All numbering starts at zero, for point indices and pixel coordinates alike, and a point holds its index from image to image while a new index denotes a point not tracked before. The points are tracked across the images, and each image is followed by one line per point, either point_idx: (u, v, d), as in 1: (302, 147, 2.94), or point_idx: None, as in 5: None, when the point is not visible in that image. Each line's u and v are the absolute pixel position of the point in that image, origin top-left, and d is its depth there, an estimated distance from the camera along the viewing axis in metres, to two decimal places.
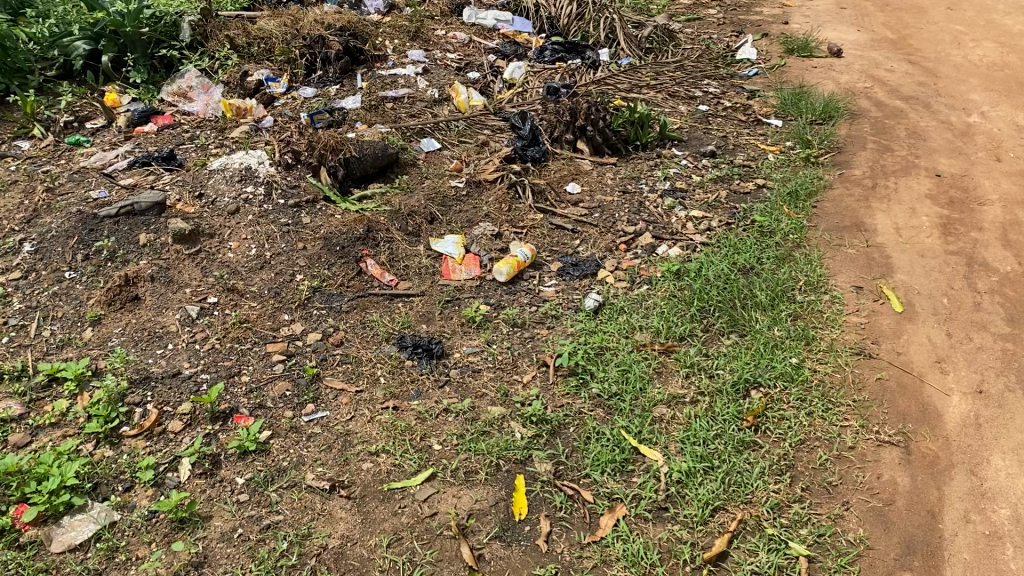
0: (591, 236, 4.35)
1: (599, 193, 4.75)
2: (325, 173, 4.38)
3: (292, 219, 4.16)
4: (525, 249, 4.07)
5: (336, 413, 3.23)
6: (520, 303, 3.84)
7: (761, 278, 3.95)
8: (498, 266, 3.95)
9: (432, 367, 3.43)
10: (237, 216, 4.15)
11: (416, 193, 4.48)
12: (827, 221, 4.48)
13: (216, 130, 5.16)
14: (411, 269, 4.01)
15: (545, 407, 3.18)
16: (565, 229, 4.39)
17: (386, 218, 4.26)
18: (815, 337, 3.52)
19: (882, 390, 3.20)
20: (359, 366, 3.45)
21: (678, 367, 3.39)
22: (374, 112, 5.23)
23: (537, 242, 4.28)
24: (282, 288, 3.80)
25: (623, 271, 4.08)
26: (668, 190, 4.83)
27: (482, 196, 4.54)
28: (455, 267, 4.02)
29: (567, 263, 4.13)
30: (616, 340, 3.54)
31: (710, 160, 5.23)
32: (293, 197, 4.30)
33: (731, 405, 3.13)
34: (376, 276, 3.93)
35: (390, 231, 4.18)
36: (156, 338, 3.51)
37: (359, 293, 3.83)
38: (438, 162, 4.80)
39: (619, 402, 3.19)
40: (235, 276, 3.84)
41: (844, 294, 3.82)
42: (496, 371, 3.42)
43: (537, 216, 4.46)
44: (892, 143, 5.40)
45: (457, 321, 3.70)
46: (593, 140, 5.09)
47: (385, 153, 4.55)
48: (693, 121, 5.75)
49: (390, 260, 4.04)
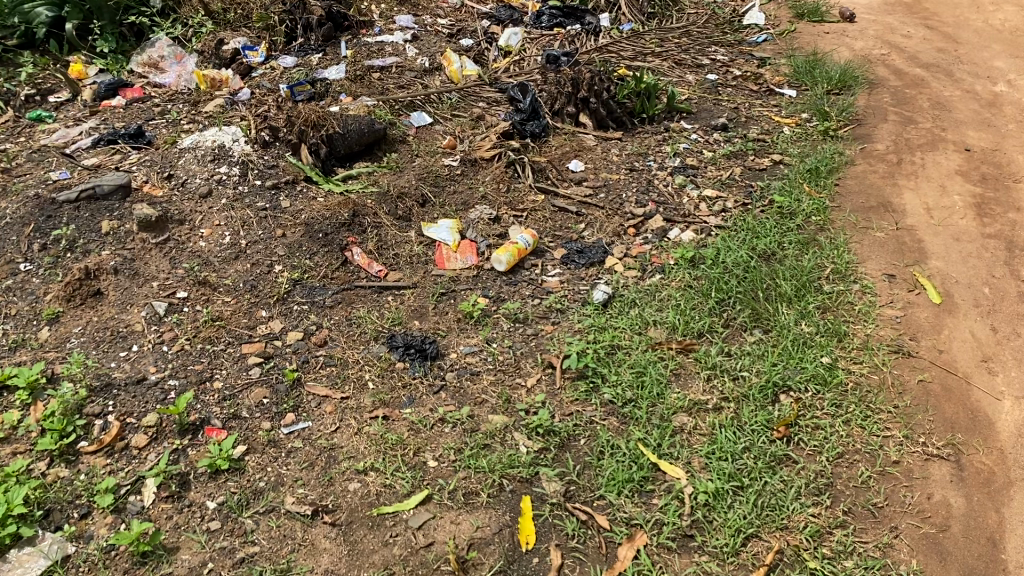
0: (596, 220, 4.02)
1: (604, 171, 4.41)
2: (306, 152, 4.01)
3: (270, 203, 3.80)
4: (527, 234, 3.74)
5: (319, 424, 2.91)
6: (521, 297, 3.51)
7: (784, 266, 3.62)
8: (497, 254, 3.63)
9: (426, 370, 3.10)
10: (209, 199, 3.78)
11: (406, 173, 4.12)
12: (851, 201, 4.15)
13: (189, 104, 4.77)
14: (402, 258, 3.68)
15: (552, 416, 2.86)
16: (569, 211, 4.06)
17: (374, 201, 3.91)
18: (847, 333, 3.19)
19: (925, 395, 2.89)
20: (345, 369, 3.12)
21: (699, 368, 3.06)
22: (360, 83, 4.85)
23: (538, 226, 3.94)
24: (260, 281, 3.46)
25: (632, 259, 3.75)
26: (678, 167, 4.49)
27: (478, 176, 4.18)
28: (451, 256, 3.69)
29: (571, 250, 3.80)
30: (628, 339, 3.22)
31: (722, 133, 4.89)
32: (271, 177, 3.93)
33: (759, 414, 2.82)
34: (363, 266, 3.59)
35: (378, 216, 3.84)
36: (119, 339, 3.17)
37: (344, 285, 3.49)
38: (430, 138, 4.42)
39: (635, 410, 2.87)
40: (207, 268, 3.49)
41: (876, 283, 3.50)
42: (496, 374, 3.10)
43: (537, 197, 4.12)
44: (915, 114, 5.05)
45: (454, 316, 3.37)
46: (597, 113, 4.73)
47: (371, 129, 4.18)
48: (702, 91, 5.38)
49: (379, 248, 3.70)
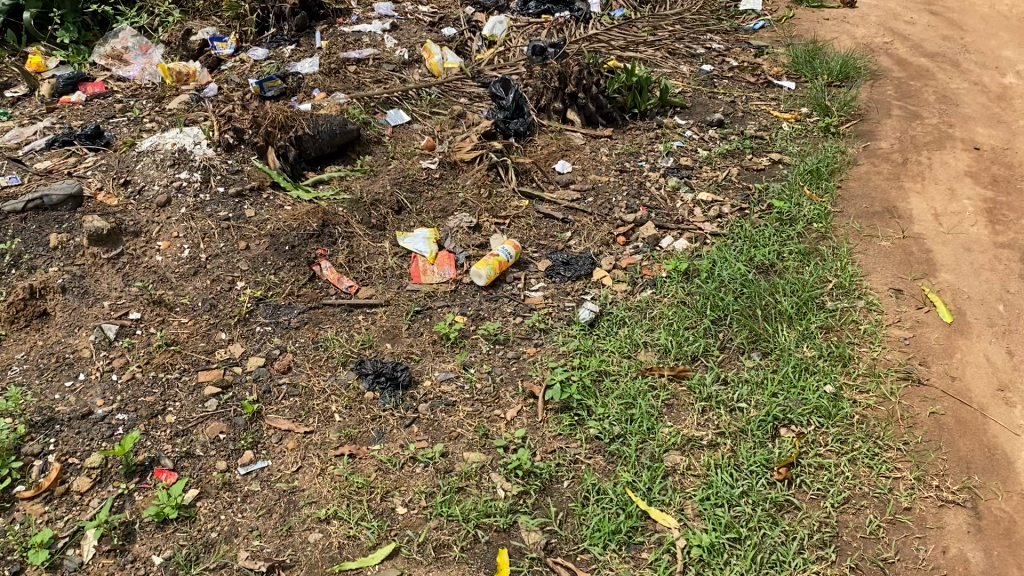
0: (583, 227, 3.77)
1: (592, 173, 4.15)
2: (273, 155, 3.75)
3: (233, 212, 3.54)
4: (509, 246, 3.49)
5: (280, 463, 2.67)
6: (502, 315, 3.27)
7: (784, 280, 3.38)
8: (477, 268, 3.39)
9: (397, 401, 2.86)
10: (167, 208, 3.52)
11: (381, 178, 3.86)
12: (854, 206, 3.91)
13: (152, 100, 4.48)
14: (374, 273, 3.43)
15: (533, 455, 2.63)
16: (554, 218, 3.81)
17: (345, 209, 3.65)
18: (853, 357, 2.96)
19: (938, 430, 2.67)
20: (310, 400, 2.88)
21: (693, 399, 2.82)
22: (334, 78, 4.58)
23: (521, 235, 3.69)
24: (220, 300, 3.21)
25: (621, 272, 3.51)
26: (671, 168, 4.24)
27: (457, 180, 3.92)
28: (427, 269, 3.45)
29: (556, 262, 3.56)
30: (616, 364, 2.98)
31: (718, 130, 4.63)
32: (235, 183, 3.67)
33: (758, 452, 2.59)
34: (332, 282, 3.34)
35: (349, 225, 3.59)
36: (65, 366, 2.92)
37: (311, 304, 3.24)
38: (407, 138, 4.16)
39: (623, 447, 2.63)
40: (163, 285, 3.24)
41: (882, 299, 3.26)
42: (474, 405, 2.86)
43: (521, 203, 3.87)
44: (920, 108, 4.80)
45: (429, 337, 3.13)
46: (585, 110, 4.47)
47: (343, 130, 3.91)
48: (697, 83, 5.11)
49: (350, 262, 3.45)
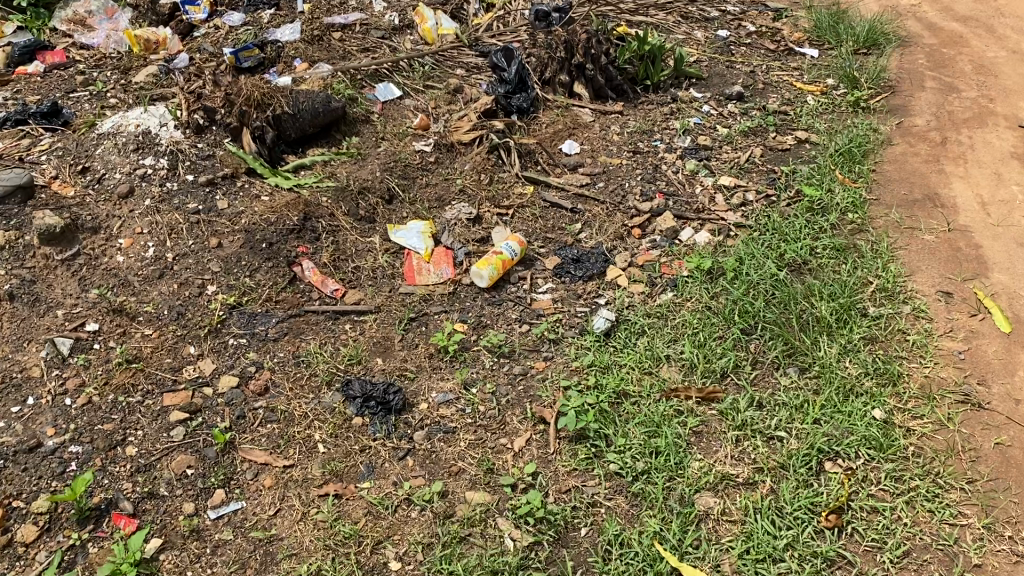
0: (594, 217, 3.41)
1: (602, 155, 3.78)
2: (248, 138, 3.36)
3: (204, 204, 3.17)
4: (515, 242, 3.13)
5: (256, 506, 2.34)
6: (507, 324, 2.93)
7: (820, 281, 3.04)
8: (477, 268, 3.04)
9: (389, 429, 2.52)
10: (130, 200, 3.14)
11: (370, 162, 3.48)
12: (892, 193, 3.55)
13: (118, 71, 4.06)
14: (363, 273, 3.07)
15: (545, 496, 2.31)
16: (562, 207, 3.44)
17: (330, 199, 3.28)
18: (903, 376, 2.63)
19: (1005, 465, 2.35)
20: (290, 427, 2.54)
21: (726, 427, 2.48)
22: (318, 46, 4.16)
23: (526, 227, 3.33)
24: (189, 307, 2.85)
25: (638, 271, 3.16)
26: (688, 149, 3.87)
27: (454, 164, 3.54)
28: (423, 267, 3.11)
29: (566, 259, 3.21)
30: (637, 383, 2.65)
31: (738, 104, 4.24)
32: (206, 170, 3.29)
33: (803, 495, 2.27)
34: (315, 284, 2.98)
35: (334, 219, 3.22)
36: (11, 389, 2.57)
37: (292, 311, 2.89)
38: (398, 116, 3.77)
39: (648, 487, 2.31)
40: (124, 290, 2.87)
41: (931, 304, 2.92)
42: (477, 433, 2.52)
43: (525, 190, 3.50)
44: (956, 80, 4.41)
45: (425, 351, 2.79)
46: (594, 82, 4.09)
47: (327, 109, 3.52)
48: (713, 51, 4.71)
49: (335, 261, 3.08)
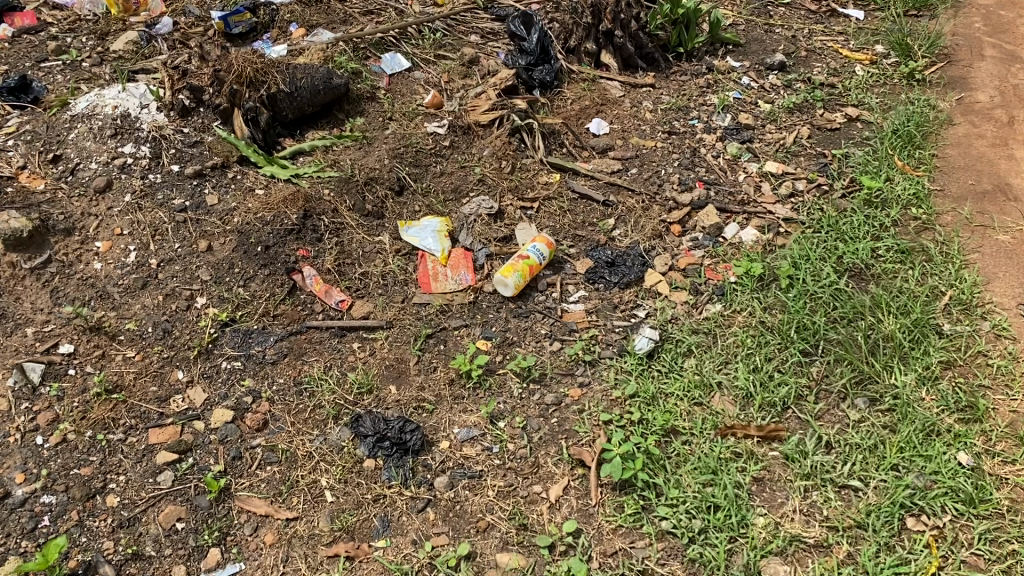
0: (628, 212, 3.07)
1: (634, 137, 3.42)
2: (240, 122, 2.99)
3: (191, 199, 2.81)
4: (543, 244, 2.77)
5: (257, 570, 2.04)
6: (535, 342, 2.61)
7: (886, 291, 2.70)
8: (501, 276, 2.70)
9: (407, 474, 2.21)
10: (108, 195, 2.78)
11: (376, 147, 3.10)
12: (958, 182, 3.19)
13: (93, 36, 3.63)
14: (372, 279, 2.73)
15: (589, 562, 2.01)
16: (593, 200, 3.09)
17: (333, 191, 2.92)
18: (988, 410, 2.32)
19: None
20: (293, 471, 2.23)
21: (791, 475, 2.19)
22: (316, 9, 3.75)
23: (553, 223, 2.99)
24: (177, 324, 2.52)
25: (679, 276, 2.83)
26: (729, 128, 3.50)
27: (471, 149, 3.17)
28: (439, 272, 2.78)
29: (599, 262, 2.87)
30: (686, 417, 2.34)
31: (780, 75, 3.85)
32: (193, 159, 2.91)
33: (886, 564, 1.98)
34: (319, 295, 2.64)
35: (338, 215, 2.86)
36: None
37: (292, 327, 2.56)
38: (407, 92, 3.39)
39: (708, 552, 2.01)
40: (103, 304, 2.53)
41: (1013, 320, 2.60)
42: (507, 478, 2.22)
43: (551, 178, 3.14)
44: (1018, 47, 4.01)
45: (444, 376, 2.47)
46: (623, 51, 3.71)
47: (328, 87, 3.14)
48: (749, 13, 4.29)
49: (340, 265, 2.74)
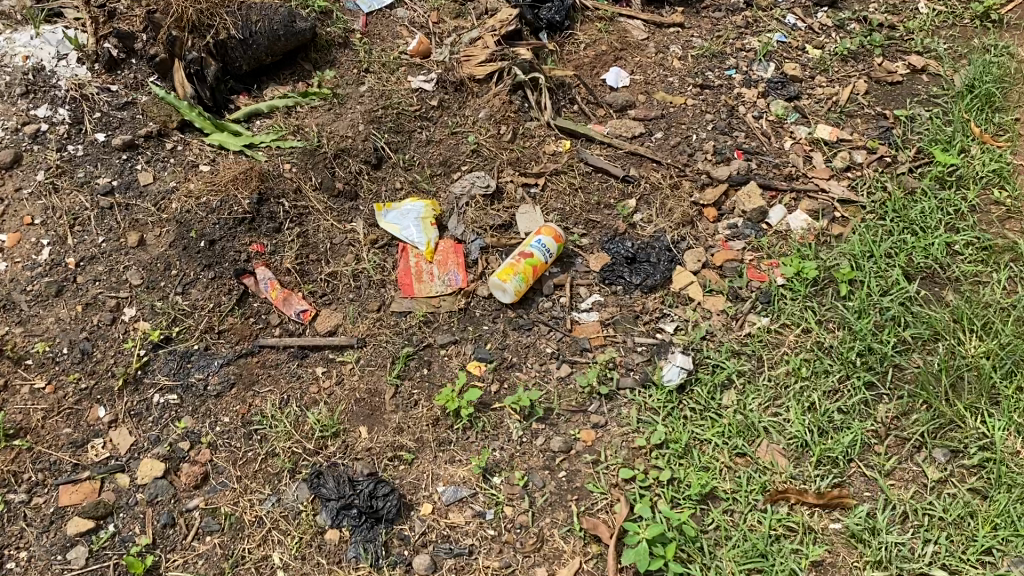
0: (652, 190, 2.55)
1: (659, 92, 2.87)
2: (181, 77, 2.44)
3: (120, 178, 2.28)
4: (549, 237, 2.28)
5: None
6: (539, 364, 2.14)
7: (968, 304, 2.22)
8: (500, 279, 2.21)
9: (380, 551, 1.78)
10: (16, 172, 2.24)
11: (349, 107, 2.56)
12: None
13: None
14: (342, 281, 2.24)
15: None
16: (610, 174, 2.57)
17: (295, 166, 2.40)
18: None
19: None
20: (238, 544, 1.79)
21: (858, 561, 1.77)
22: None
23: (562, 206, 2.48)
24: (99, 344, 2.04)
25: (714, 277, 2.34)
26: (772, 80, 2.94)
27: (464, 110, 2.64)
28: (423, 270, 2.29)
29: (617, 257, 2.37)
30: (727, 476, 1.91)
31: (833, 12, 3.25)
32: (123, 126, 2.37)
33: None
34: (276, 304, 2.15)
35: (302, 198, 2.35)
36: None
37: (241, 347, 2.08)
38: (389, 35, 2.82)
39: None
40: (7, 318, 2.04)
41: None
42: (506, 558, 1.79)
43: (559, 147, 2.62)
44: None
45: (427, 414, 2.00)
46: None
47: (290, 33, 2.57)
48: None
49: (302, 263, 2.24)
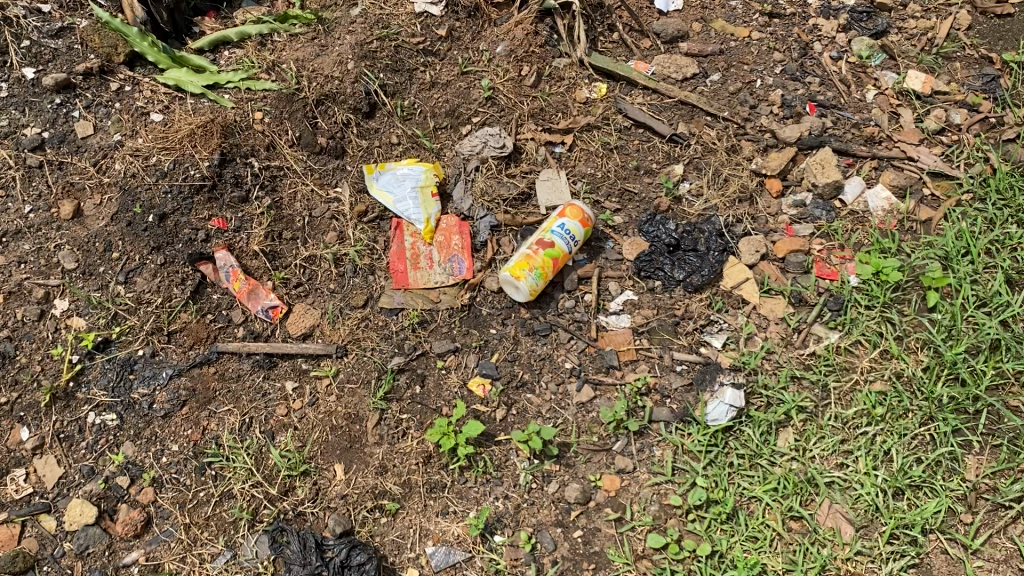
0: (704, 154, 2.09)
1: (718, 20, 2.36)
2: None
3: (52, 129, 1.86)
4: (575, 221, 1.86)
5: None
6: (556, 384, 1.77)
7: None
8: (513, 273, 1.80)
9: None
10: None
11: (337, 37, 2.09)
12: None
13: None
14: (322, 268, 1.85)
15: None
16: (654, 131, 2.12)
17: (268, 115, 1.96)
18: None
19: None
20: None
21: None
22: None
23: (593, 173, 2.05)
24: (23, 346, 1.68)
25: (775, 272, 1.93)
26: (857, 9, 2.41)
27: (478, 43, 2.16)
28: (420, 252, 1.89)
29: (657, 243, 1.94)
30: (779, 550, 1.57)
31: None
32: (58, 58, 1.92)
33: None
34: (241, 297, 1.77)
35: (276, 157, 1.93)
36: None
37: (195, 354, 1.71)
38: None
39: None
40: None
41: None
42: None
43: (593, 93, 2.16)
44: None
45: (418, 449, 1.64)
46: None
47: None
48: None
49: (274, 243, 1.85)
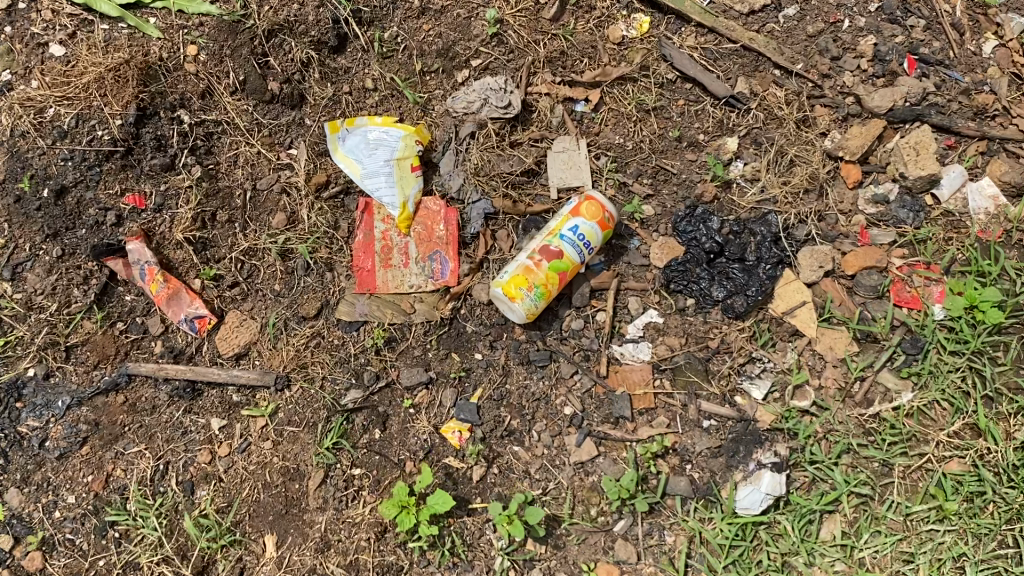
0: (766, 124, 1.58)
1: None
2: None
3: None
4: (593, 223, 1.40)
5: None
6: (551, 436, 1.42)
7: None
8: (504, 289, 1.40)
9: None
10: None
11: None
12: None
13: None
14: (264, 262, 1.48)
15: None
16: (705, 90, 1.59)
17: (206, 51, 1.50)
18: None
19: None
20: None
21: None
22: None
23: (623, 142, 1.58)
24: None
25: (839, 293, 1.49)
26: None
27: None
28: (392, 245, 1.50)
29: (694, 249, 1.49)
30: None
31: None
32: None
33: None
34: (162, 304, 1.40)
35: (211, 111, 1.50)
36: None
37: (99, 378, 1.39)
38: None
39: None
40: None
41: None
42: None
43: (631, 29, 1.62)
44: None
45: (372, 521, 1.34)
46: None
47: None
48: None
49: (205, 229, 1.46)
